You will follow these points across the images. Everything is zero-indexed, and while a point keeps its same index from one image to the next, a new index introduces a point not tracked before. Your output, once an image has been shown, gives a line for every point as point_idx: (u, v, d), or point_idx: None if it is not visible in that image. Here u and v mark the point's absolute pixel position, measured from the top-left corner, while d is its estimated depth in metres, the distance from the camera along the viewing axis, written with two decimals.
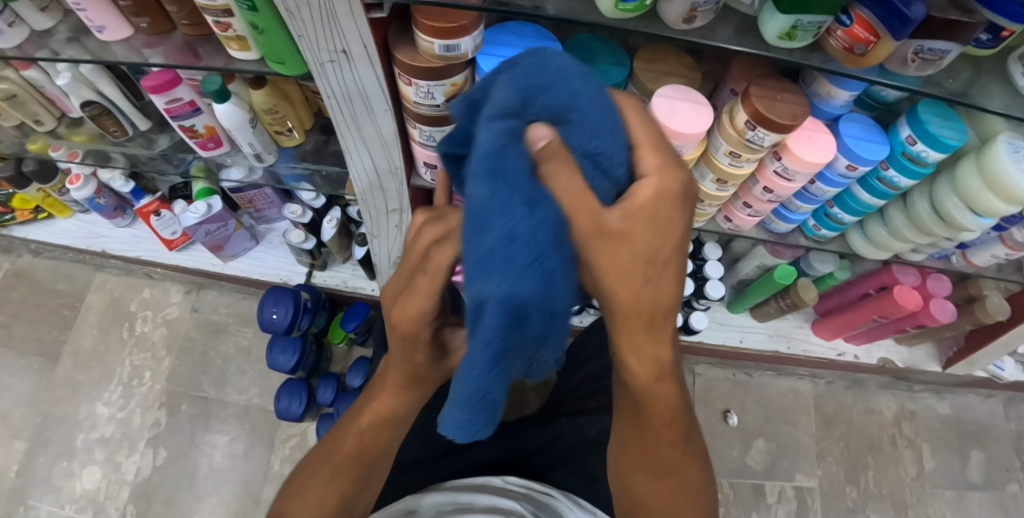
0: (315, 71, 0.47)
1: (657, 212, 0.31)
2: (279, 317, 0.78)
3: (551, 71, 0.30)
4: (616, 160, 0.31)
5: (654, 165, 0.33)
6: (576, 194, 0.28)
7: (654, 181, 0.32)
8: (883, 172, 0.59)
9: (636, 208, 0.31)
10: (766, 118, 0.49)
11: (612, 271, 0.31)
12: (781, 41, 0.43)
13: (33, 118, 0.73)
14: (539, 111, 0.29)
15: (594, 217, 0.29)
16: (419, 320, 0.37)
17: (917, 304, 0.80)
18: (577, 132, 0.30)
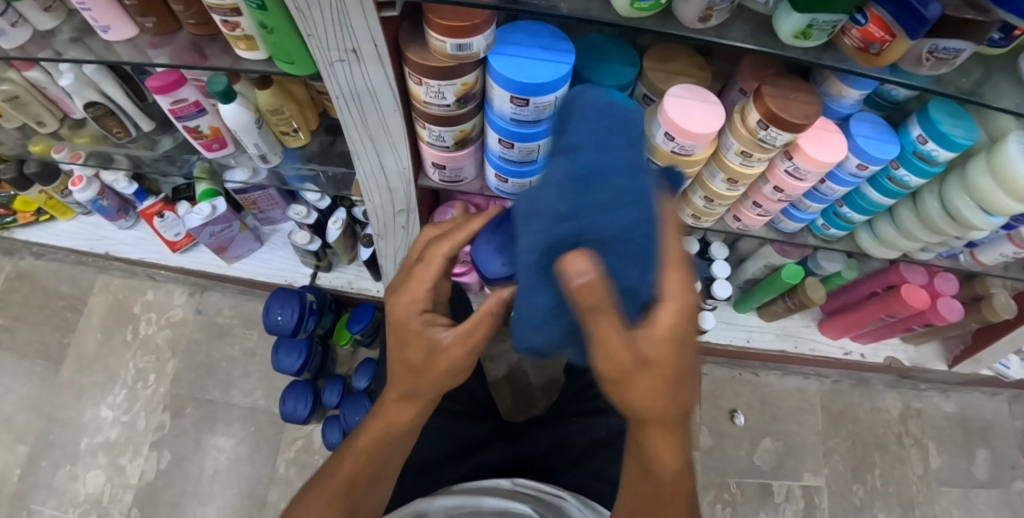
0: (324, 71, 0.47)
1: (682, 336, 0.33)
2: (284, 319, 0.77)
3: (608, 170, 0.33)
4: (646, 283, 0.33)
5: (674, 290, 0.33)
6: (603, 321, 0.30)
7: (676, 306, 0.33)
8: (894, 171, 0.59)
9: (659, 336, 0.32)
10: (778, 118, 0.49)
11: (641, 393, 0.33)
12: (796, 40, 0.43)
13: (35, 120, 0.72)
14: (584, 227, 0.33)
15: (628, 345, 0.31)
16: (411, 309, 0.42)
17: (925, 303, 0.80)
18: (611, 251, 0.32)
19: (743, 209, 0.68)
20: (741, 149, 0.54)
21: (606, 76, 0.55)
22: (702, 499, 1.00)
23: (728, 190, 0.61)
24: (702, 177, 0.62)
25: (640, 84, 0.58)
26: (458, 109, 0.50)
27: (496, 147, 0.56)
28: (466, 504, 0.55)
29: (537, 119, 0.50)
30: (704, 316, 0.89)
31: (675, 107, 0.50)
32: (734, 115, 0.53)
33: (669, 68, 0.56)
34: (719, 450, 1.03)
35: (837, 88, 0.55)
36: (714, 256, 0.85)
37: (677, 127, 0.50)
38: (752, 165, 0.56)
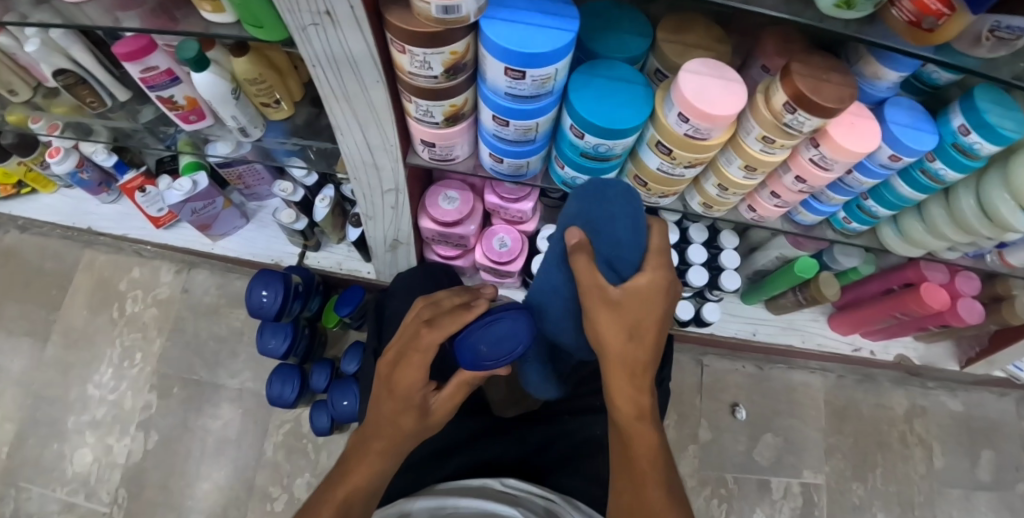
0: (297, 35, 0.43)
1: (648, 293, 0.50)
2: (268, 301, 0.74)
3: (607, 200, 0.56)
4: (624, 267, 0.56)
5: (651, 265, 0.52)
6: (588, 275, 0.49)
7: (648, 275, 0.50)
8: (928, 163, 0.55)
9: (635, 287, 0.49)
10: (808, 100, 0.44)
11: (606, 325, 0.48)
12: (838, 10, 0.38)
13: (6, 87, 0.68)
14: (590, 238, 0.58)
15: (598, 290, 0.48)
16: (413, 386, 0.47)
17: (943, 302, 0.76)
18: (605, 244, 0.56)
19: (758, 199, 0.63)
20: (762, 135, 0.50)
21: (613, 48, 0.51)
22: (699, 494, 0.97)
23: (745, 179, 0.56)
24: (717, 163, 0.57)
25: (651, 57, 0.53)
26: (447, 81, 0.46)
27: (490, 124, 0.50)
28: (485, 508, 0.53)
29: (535, 95, 0.45)
30: (710, 307, 0.85)
31: (692, 84, 0.45)
32: (758, 95, 0.49)
33: (684, 41, 0.52)
34: (719, 445, 1.01)
35: (874, 69, 0.50)
36: (723, 244, 0.81)
37: (694, 107, 0.45)
38: (773, 152, 0.51)
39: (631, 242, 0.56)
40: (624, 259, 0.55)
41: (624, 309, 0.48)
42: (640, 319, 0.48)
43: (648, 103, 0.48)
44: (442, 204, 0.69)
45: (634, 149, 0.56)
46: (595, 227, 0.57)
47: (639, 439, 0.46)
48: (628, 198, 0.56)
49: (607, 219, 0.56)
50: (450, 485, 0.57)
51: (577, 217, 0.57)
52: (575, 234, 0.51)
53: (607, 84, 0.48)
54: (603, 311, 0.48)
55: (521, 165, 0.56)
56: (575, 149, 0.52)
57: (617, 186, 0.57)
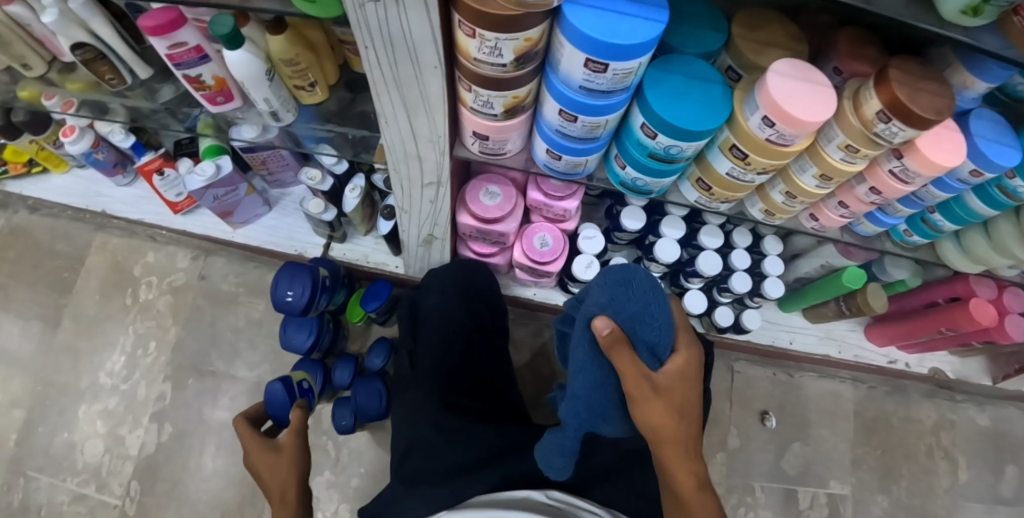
0: (353, 13, 0.39)
1: (684, 373, 0.47)
2: (294, 297, 0.71)
3: (632, 287, 0.47)
4: (661, 350, 0.47)
5: (682, 341, 0.49)
6: (631, 364, 0.43)
7: (682, 354, 0.48)
8: (1008, 180, 0.51)
9: (673, 369, 0.46)
10: (907, 110, 0.40)
11: (655, 416, 0.45)
12: (962, 17, 0.35)
13: (20, 61, 0.64)
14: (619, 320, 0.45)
15: (647, 380, 0.44)
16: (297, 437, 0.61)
17: (992, 320, 0.73)
18: (644, 331, 0.45)
19: (823, 209, 0.60)
20: (846, 143, 0.46)
21: (688, 43, 0.47)
22: (725, 503, 0.95)
23: (817, 188, 0.52)
24: (788, 170, 0.53)
25: (723, 54, 0.50)
26: (515, 70, 0.42)
27: (554, 119, 0.47)
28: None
29: (610, 91, 0.41)
30: (750, 314, 0.82)
31: (782, 87, 0.41)
32: (844, 101, 0.45)
33: (761, 37, 0.48)
34: (747, 453, 0.98)
35: (962, 78, 0.47)
36: (767, 250, 0.77)
37: (781, 112, 0.41)
38: (854, 162, 0.48)
39: (664, 324, 0.46)
40: (664, 340, 0.46)
41: (671, 394, 0.45)
42: (684, 399, 0.47)
43: (727, 104, 0.44)
44: (484, 200, 0.66)
45: (701, 151, 0.53)
46: (631, 321, 0.45)
47: (699, 502, 0.48)
48: (650, 285, 0.47)
49: (640, 308, 0.45)
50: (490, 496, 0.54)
51: (606, 303, 0.46)
52: (607, 323, 0.43)
53: (683, 82, 0.44)
54: (654, 400, 0.45)
55: (579, 163, 0.53)
56: (642, 149, 0.49)
57: (633, 270, 0.48)
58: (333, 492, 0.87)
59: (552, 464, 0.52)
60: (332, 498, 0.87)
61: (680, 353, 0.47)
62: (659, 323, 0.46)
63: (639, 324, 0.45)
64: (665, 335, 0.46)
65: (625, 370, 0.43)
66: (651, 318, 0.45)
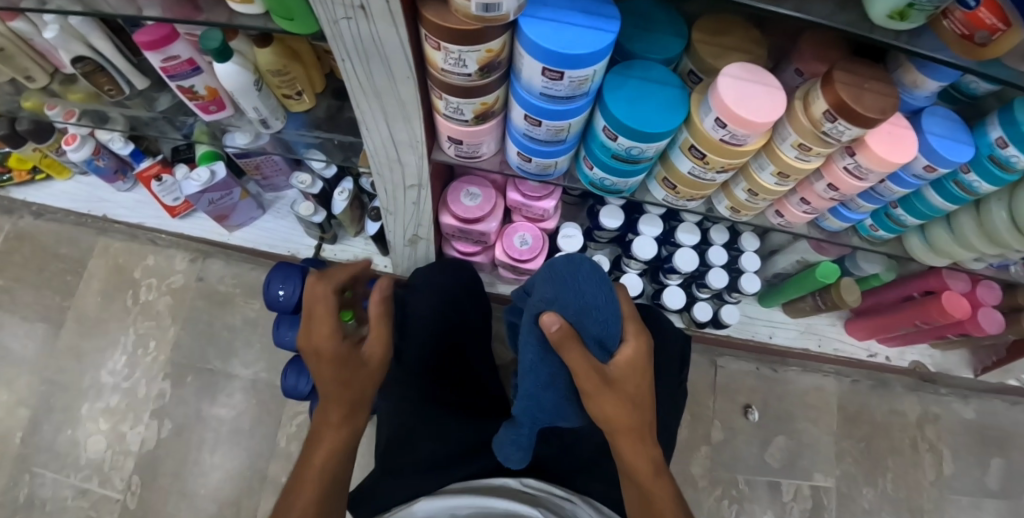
0: (328, 29, 0.42)
1: (636, 363, 0.50)
2: (285, 295, 0.74)
3: (578, 278, 0.51)
4: (613, 339, 0.50)
5: (631, 331, 0.52)
6: (583, 364, 0.46)
7: (631, 344, 0.51)
8: (963, 175, 0.53)
9: (622, 362, 0.49)
10: (850, 110, 0.42)
11: (610, 409, 0.48)
12: (890, 21, 0.37)
13: (23, 73, 0.67)
14: (568, 311, 0.49)
15: (595, 377, 0.47)
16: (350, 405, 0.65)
17: (965, 312, 0.75)
18: (593, 322, 0.49)
19: (787, 205, 0.62)
20: (799, 142, 0.48)
21: (650, 48, 0.49)
22: (709, 495, 0.98)
23: (777, 185, 0.54)
24: (749, 168, 0.55)
25: (685, 58, 0.51)
26: (481, 78, 0.45)
27: (521, 123, 0.49)
28: (486, 506, 0.53)
29: (570, 96, 0.44)
30: (728, 309, 0.84)
31: (730, 90, 0.43)
32: (795, 102, 0.47)
33: (725, 43, 0.50)
34: (731, 446, 1.00)
35: (913, 77, 0.48)
36: (744, 247, 0.80)
37: (730, 112, 0.43)
38: (808, 159, 0.49)
39: (611, 316, 0.50)
40: (611, 332, 0.50)
41: (623, 386, 0.48)
42: (638, 390, 0.50)
43: (683, 107, 0.47)
44: (464, 201, 0.69)
45: (665, 152, 0.55)
46: (578, 316, 0.49)
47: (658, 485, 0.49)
48: (593, 277, 0.52)
49: (587, 300, 0.49)
50: (464, 485, 0.58)
51: (552, 299, 0.51)
52: (555, 319, 0.45)
53: (642, 86, 0.47)
54: (606, 392, 0.48)
55: (548, 165, 0.56)
56: (605, 150, 0.51)
57: (578, 263, 0.53)
58: None
59: (511, 457, 0.56)
60: None
61: (629, 343, 0.50)
62: (605, 312, 0.50)
63: (587, 309, 0.49)
64: (613, 321, 0.50)
65: (578, 364, 0.46)
66: (597, 304, 0.50)
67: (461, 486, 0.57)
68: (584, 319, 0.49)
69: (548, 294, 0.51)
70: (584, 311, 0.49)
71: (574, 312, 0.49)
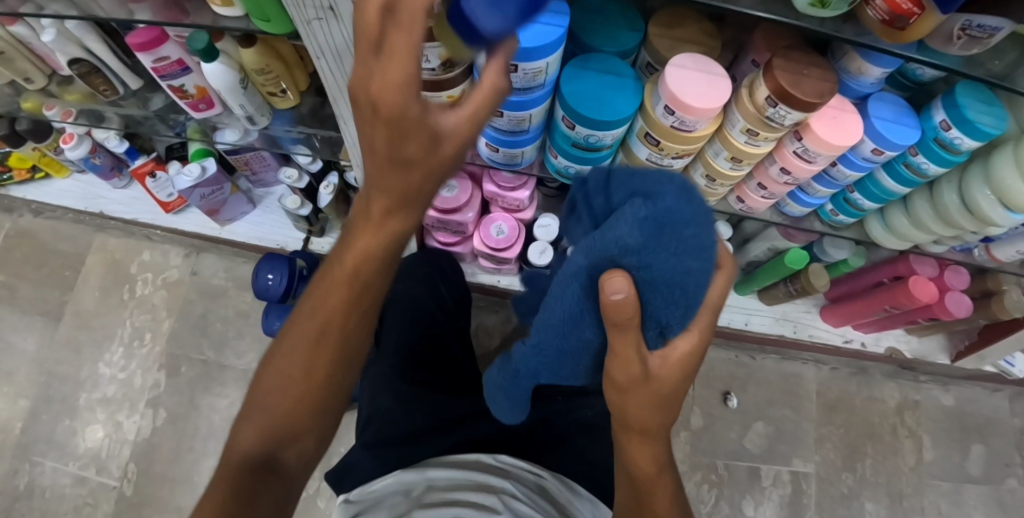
0: (302, 28, 0.44)
1: (687, 363, 0.39)
2: (273, 282, 0.80)
3: (681, 224, 0.33)
4: (671, 323, 0.37)
5: (698, 322, 0.39)
6: (625, 349, 0.36)
7: (690, 337, 0.39)
8: (911, 157, 0.56)
9: (672, 358, 0.38)
10: (790, 95, 0.45)
11: (634, 401, 0.40)
12: (812, 8, 0.40)
13: (23, 75, 0.70)
14: (633, 267, 0.33)
15: (639, 366, 0.37)
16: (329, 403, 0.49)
17: (932, 297, 0.78)
18: (659, 295, 0.35)
19: (747, 191, 0.65)
20: (746, 127, 0.50)
21: (607, 42, 0.52)
22: (690, 479, 1.00)
23: (731, 169, 0.57)
24: (705, 154, 0.58)
25: (643, 51, 0.54)
26: (445, 72, 0.47)
27: None
28: (463, 479, 0.55)
29: (528, 87, 0.47)
30: None
31: (678, 79, 0.46)
32: (742, 90, 0.49)
33: (675, 35, 0.52)
34: (711, 432, 1.03)
35: (857, 65, 0.51)
36: (717, 236, 0.83)
37: (677, 99, 0.46)
38: (758, 144, 0.52)
39: (686, 298, 0.36)
40: (676, 318, 0.37)
41: (659, 384, 0.39)
42: (672, 392, 0.40)
43: (637, 96, 0.50)
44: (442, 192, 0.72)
45: (625, 140, 0.58)
46: (650, 281, 0.33)
47: (659, 487, 0.44)
48: (671, 224, 0.33)
49: (661, 271, 0.33)
50: (444, 459, 0.59)
51: (624, 244, 0.33)
52: (622, 287, 0.32)
53: (598, 77, 0.50)
54: (641, 386, 0.38)
55: (515, 155, 0.59)
56: (567, 140, 0.54)
57: (673, 190, 0.33)
58: (316, 471, 0.93)
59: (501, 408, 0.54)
60: (315, 476, 0.93)
61: (694, 325, 0.39)
62: (685, 299, 0.35)
63: (671, 277, 0.33)
64: (689, 309, 0.37)
65: (622, 347, 0.36)
66: (689, 274, 0.34)
67: (441, 459, 0.59)
68: (656, 290, 0.34)
69: (628, 231, 0.32)
70: (668, 280, 0.33)
71: (644, 281, 0.34)
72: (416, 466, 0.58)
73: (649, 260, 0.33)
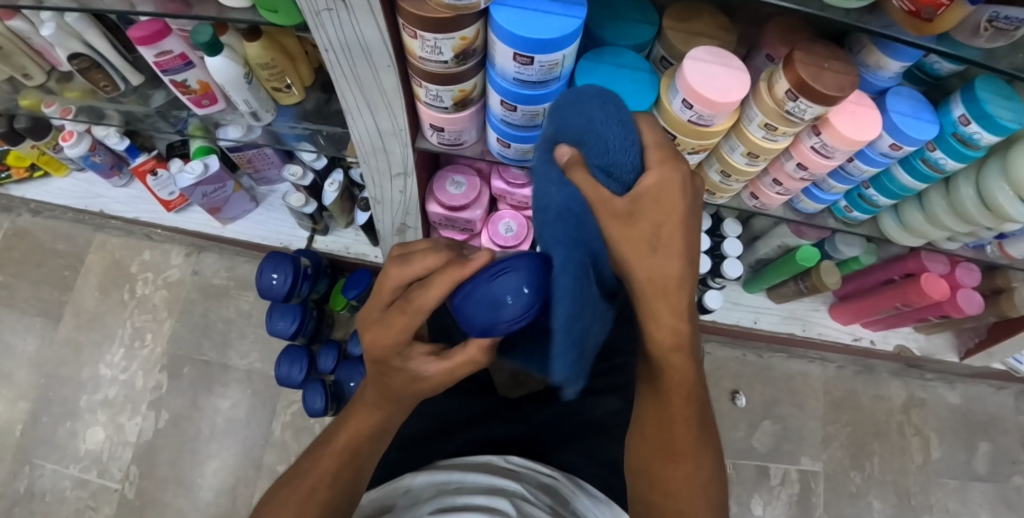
0: (311, 20, 0.43)
1: (664, 196, 0.34)
2: (278, 282, 0.78)
3: (582, 102, 0.39)
4: (627, 169, 0.36)
5: (655, 159, 0.36)
6: (591, 184, 0.33)
7: (655, 173, 0.35)
8: (929, 153, 0.55)
9: (642, 192, 0.34)
10: (811, 89, 0.44)
11: (632, 249, 0.34)
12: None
13: (21, 71, 0.69)
14: (565, 138, 0.38)
15: (606, 200, 0.33)
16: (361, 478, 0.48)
17: (944, 294, 0.77)
18: (592, 149, 0.37)
19: (761, 187, 0.64)
20: (765, 122, 0.50)
21: (620, 35, 0.51)
22: None
23: (747, 165, 0.56)
24: (721, 149, 0.57)
25: (657, 45, 0.53)
26: (457, 65, 0.46)
27: (498, 109, 0.52)
28: (447, 481, 0.54)
29: (543, 80, 0.46)
30: (713, 295, 0.86)
31: (696, 71, 0.45)
32: (760, 83, 0.48)
33: (691, 29, 0.51)
34: (718, 431, 1.03)
35: (876, 58, 0.50)
36: (726, 233, 0.82)
37: (696, 93, 0.45)
38: (775, 139, 0.51)
39: (624, 142, 0.37)
40: (624, 157, 0.36)
41: (640, 220, 0.34)
42: (667, 222, 0.34)
43: (653, 90, 0.49)
44: (450, 189, 0.72)
45: None
46: (578, 139, 0.38)
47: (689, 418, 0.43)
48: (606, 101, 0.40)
49: (587, 124, 0.38)
50: (449, 462, 0.58)
51: (551, 133, 0.38)
52: (566, 147, 0.35)
53: (613, 71, 0.49)
54: (623, 228, 0.33)
55: (528, 150, 0.58)
56: None
57: (587, 95, 0.40)
58: None
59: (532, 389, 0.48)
60: None
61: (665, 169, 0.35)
62: (622, 143, 0.37)
63: (598, 143, 0.37)
64: (626, 137, 0.37)
65: (586, 188, 0.33)
66: (607, 133, 0.37)
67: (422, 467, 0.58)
68: (592, 142, 0.37)
69: (549, 128, 0.39)
70: (589, 128, 0.38)
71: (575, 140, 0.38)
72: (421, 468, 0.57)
73: (559, 128, 0.38)
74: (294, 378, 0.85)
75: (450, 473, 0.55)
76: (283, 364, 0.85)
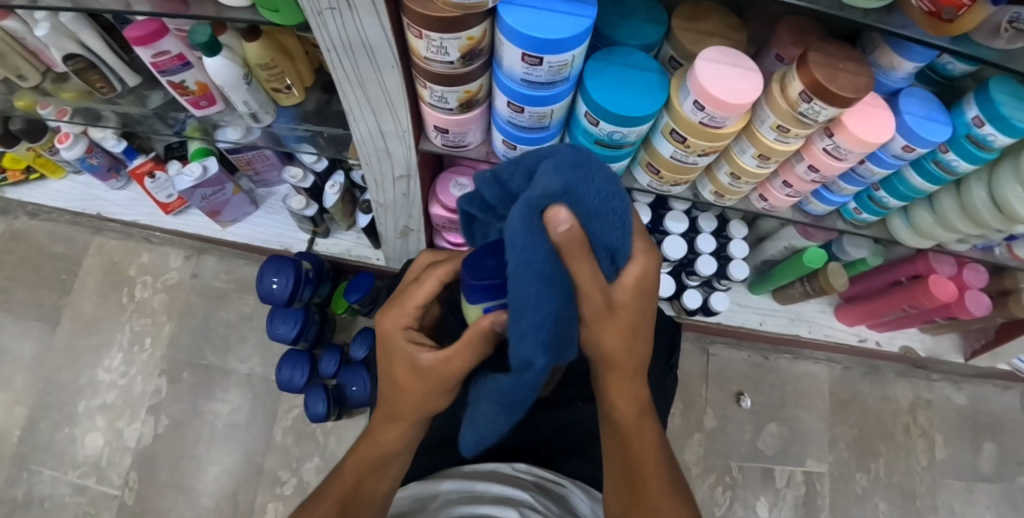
0: (313, 19, 0.42)
1: (642, 288, 0.37)
2: (279, 287, 0.78)
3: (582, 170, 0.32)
4: (622, 254, 0.35)
5: (639, 247, 0.37)
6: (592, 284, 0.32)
7: (639, 265, 0.36)
8: (942, 154, 0.54)
9: (627, 286, 0.36)
10: (825, 90, 0.42)
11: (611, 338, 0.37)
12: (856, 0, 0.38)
13: (16, 72, 0.68)
14: (574, 209, 0.30)
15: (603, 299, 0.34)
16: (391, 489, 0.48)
17: (952, 295, 0.76)
18: (598, 228, 0.32)
19: (771, 189, 0.63)
20: (777, 124, 0.48)
21: (629, 34, 0.50)
22: (703, 482, 0.99)
23: (758, 167, 0.55)
24: (731, 151, 0.56)
25: (666, 44, 0.52)
26: (463, 66, 0.45)
27: (504, 110, 0.51)
28: (471, 489, 0.53)
29: (551, 81, 0.45)
30: (718, 297, 0.86)
31: (707, 72, 0.44)
32: (773, 84, 0.47)
33: (701, 28, 0.50)
34: (724, 433, 1.02)
35: (889, 59, 0.49)
36: (733, 234, 0.81)
37: (707, 94, 0.44)
38: (787, 141, 0.50)
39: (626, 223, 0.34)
40: (624, 241, 0.34)
41: (620, 314, 0.36)
42: (639, 317, 0.38)
43: (663, 91, 0.48)
44: (453, 191, 0.71)
45: (648, 137, 0.56)
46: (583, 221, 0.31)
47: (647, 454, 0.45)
48: (609, 183, 0.32)
49: (596, 204, 0.31)
50: (468, 470, 0.57)
51: (558, 191, 0.29)
52: (570, 216, 0.29)
53: (622, 71, 0.48)
54: (607, 321, 0.36)
55: None
56: (589, 136, 0.52)
57: (568, 156, 0.32)
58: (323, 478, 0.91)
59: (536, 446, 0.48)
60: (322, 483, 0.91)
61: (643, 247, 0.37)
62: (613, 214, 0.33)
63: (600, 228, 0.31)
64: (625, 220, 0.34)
65: (585, 281, 0.32)
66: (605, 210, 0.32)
67: (454, 471, 0.57)
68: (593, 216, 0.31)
69: (542, 194, 0.29)
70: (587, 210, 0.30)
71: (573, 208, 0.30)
72: (436, 476, 0.56)
73: (552, 189, 0.29)
74: (297, 383, 0.84)
75: (479, 483, 0.53)
76: (286, 368, 0.84)
